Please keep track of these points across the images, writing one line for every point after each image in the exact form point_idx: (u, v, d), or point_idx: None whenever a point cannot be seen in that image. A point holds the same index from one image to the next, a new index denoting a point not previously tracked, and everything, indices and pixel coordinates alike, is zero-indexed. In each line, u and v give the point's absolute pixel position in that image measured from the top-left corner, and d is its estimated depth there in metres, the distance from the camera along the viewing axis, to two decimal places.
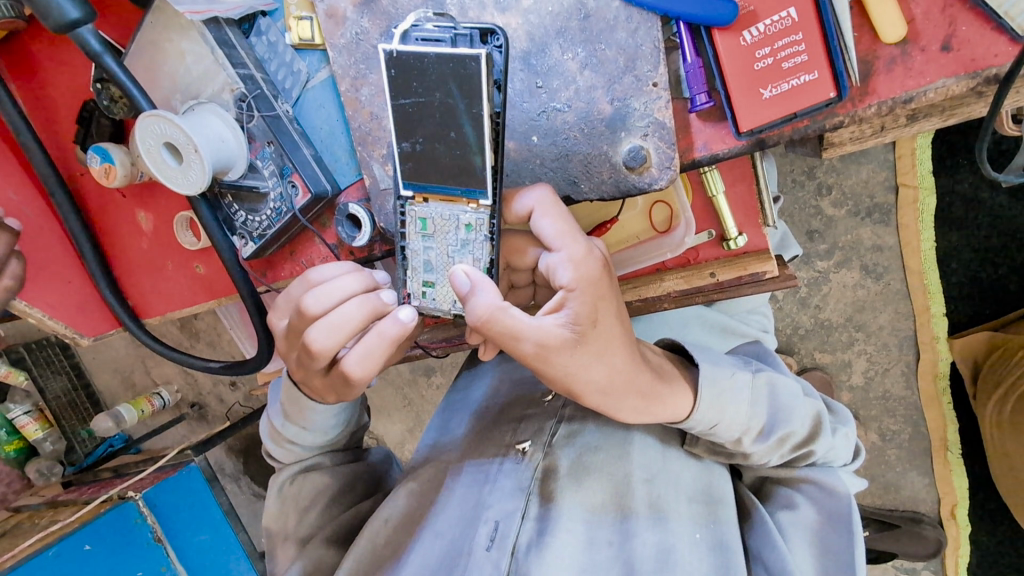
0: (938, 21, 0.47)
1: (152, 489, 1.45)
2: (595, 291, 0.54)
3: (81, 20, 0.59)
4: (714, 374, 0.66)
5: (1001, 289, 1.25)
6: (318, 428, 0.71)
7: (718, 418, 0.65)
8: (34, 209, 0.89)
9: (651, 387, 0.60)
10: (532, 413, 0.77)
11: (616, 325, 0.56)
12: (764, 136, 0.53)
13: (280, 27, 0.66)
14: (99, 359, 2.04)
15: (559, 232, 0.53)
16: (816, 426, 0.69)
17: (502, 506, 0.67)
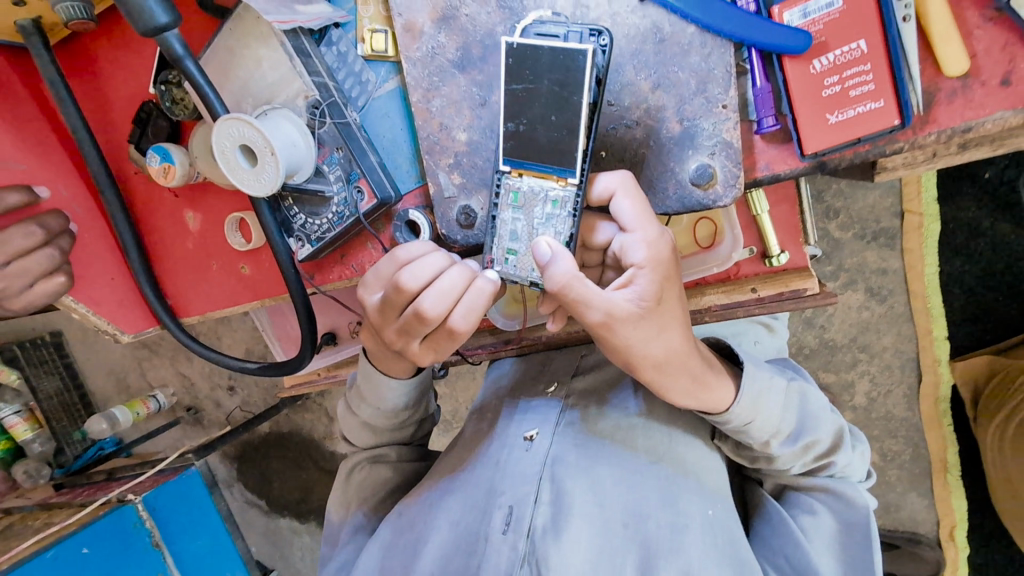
0: (999, 57, 0.50)
1: (152, 492, 1.43)
2: (663, 271, 0.57)
3: (169, 25, 0.61)
4: (756, 373, 0.68)
5: (1001, 315, 1.29)
6: (389, 413, 0.76)
7: (755, 416, 0.66)
8: (82, 205, 0.89)
9: (700, 370, 0.62)
10: (538, 401, 0.78)
11: (675, 307, 0.59)
12: (826, 159, 0.56)
13: (352, 38, 0.69)
14: (96, 359, 2.04)
15: (637, 214, 0.56)
16: (838, 439, 0.71)
17: (516, 491, 0.68)
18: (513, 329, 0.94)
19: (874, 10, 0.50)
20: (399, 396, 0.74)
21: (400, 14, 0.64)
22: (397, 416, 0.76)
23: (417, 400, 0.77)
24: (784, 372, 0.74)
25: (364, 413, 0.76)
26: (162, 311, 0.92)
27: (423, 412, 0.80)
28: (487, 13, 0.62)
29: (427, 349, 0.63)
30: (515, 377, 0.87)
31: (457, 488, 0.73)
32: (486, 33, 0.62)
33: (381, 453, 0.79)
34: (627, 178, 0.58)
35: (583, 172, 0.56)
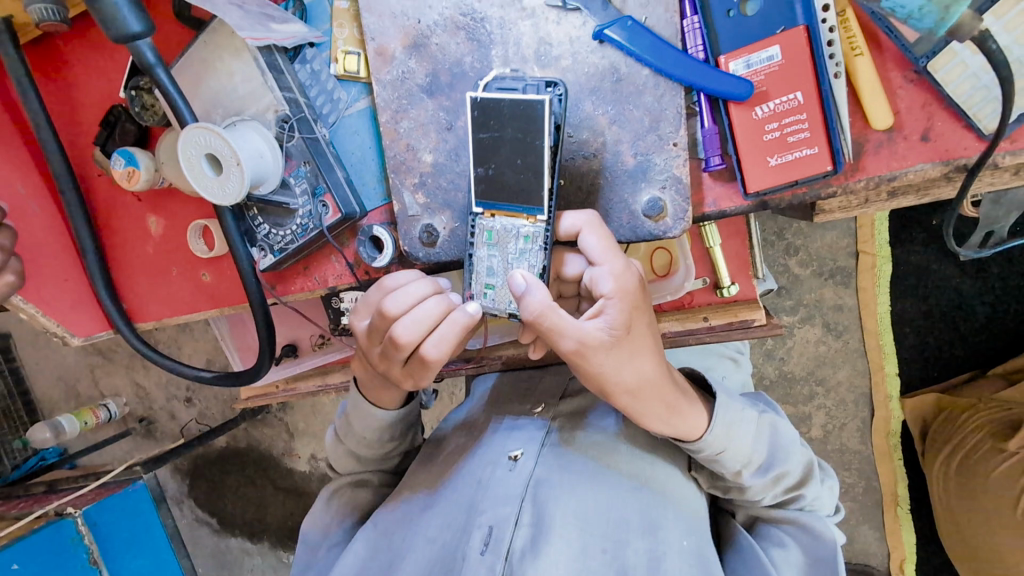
0: (919, 115, 0.55)
1: (93, 506, 1.37)
2: (635, 300, 0.58)
3: (142, 33, 0.62)
4: (731, 405, 0.69)
5: (945, 354, 1.36)
6: (376, 444, 0.77)
7: (726, 445, 0.68)
8: (41, 204, 0.88)
9: (672, 397, 0.63)
10: (523, 422, 0.76)
11: (646, 336, 0.60)
12: (768, 199, 0.60)
13: (325, 57, 0.70)
14: (47, 365, 1.97)
15: (601, 248, 0.57)
16: (808, 473, 0.74)
17: (496, 511, 0.65)
18: (475, 346, 0.95)
19: (809, 65, 0.55)
20: (388, 428, 0.75)
21: (372, 39, 0.66)
22: (383, 446, 0.77)
23: (404, 431, 0.78)
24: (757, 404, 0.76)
25: (349, 441, 0.77)
26: (117, 316, 0.90)
27: (408, 442, 0.81)
28: (455, 43, 0.64)
29: (406, 374, 0.64)
30: (496, 397, 0.85)
31: (434, 507, 0.70)
32: (454, 62, 0.64)
33: (364, 479, 0.81)
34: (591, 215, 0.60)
35: (552, 209, 0.58)
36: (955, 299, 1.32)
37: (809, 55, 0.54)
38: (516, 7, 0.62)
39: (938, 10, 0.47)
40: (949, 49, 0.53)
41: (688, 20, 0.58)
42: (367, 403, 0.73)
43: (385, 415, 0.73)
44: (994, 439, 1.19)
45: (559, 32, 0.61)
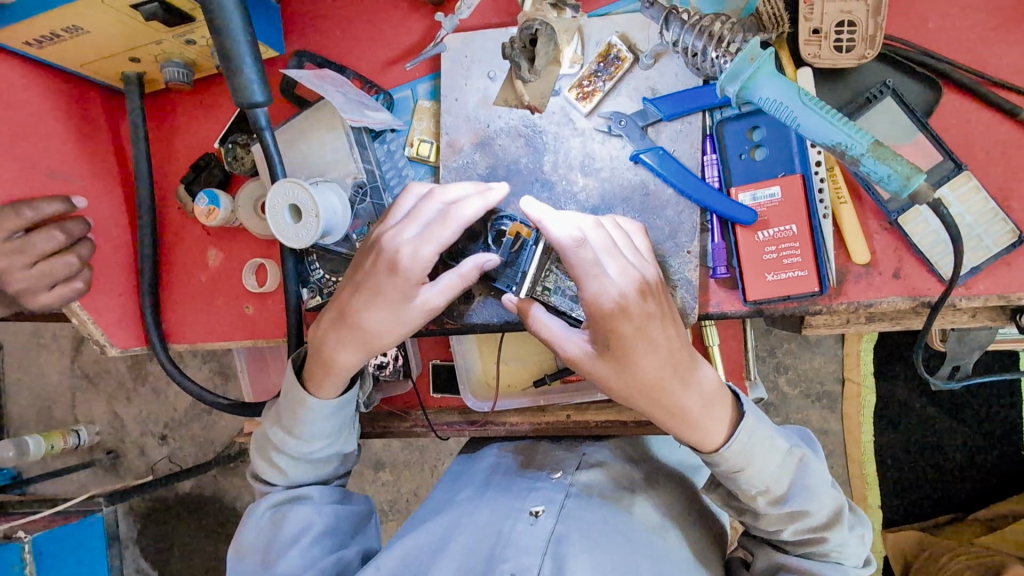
0: (892, 257, 0.67)
1: (44, 534, 1.31)
2: (618, 315, 0.61)
3: (262, 102, 0.75)
4: (757, 428, 0.68)
5: (925, 490, 1.40)
6: (303, 437, 0.76)
7: (745, 465, 0.67)
8: (118, 225, 0.97)
9: (672, 393, 0.65)
10: (540, 484, 0.78)
11: (646, 350, 0.63)
12: (764, 308, 0.70)
13: (402, 141, 0.84)
14: (31, 383, 1.97)
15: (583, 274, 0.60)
16: (835, 517, 0.70)
17: (519, 560, 0.68)
18: (483, 410, 1.00)
19: (804, 205, 0.67)
20: (318, 416, 0.76)
21: (446, 134, 0.79)
22: (310, 443, 0.77)
23: (337, 430, 0.79)
24: (789, 437, 0.72)
25: (276, 437, 0.77)
26: (155, 334, 0.97)
27: (338, 446, 0.79)
28: (515, 147, 0.77)
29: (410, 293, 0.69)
30: (506, 459, 0.87)
31: (451, 550, 0.72)
32: (511, 160, 0.77)
33: (301, 493, 0.77)
34: (631, 221, 0.70)
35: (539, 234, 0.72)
36: (934, 435, 1.39)
37: (804, 197, 0.67)
38: (569, 126, 0.75)
39: (902, 178, 0.56)
40: (914, 209, 0.65)
41: (708, 157, 0.71)
42: (296, 388, 0.76)
43: (322, 400, 0.75)
44: None
45: (602, 151, 0.74)
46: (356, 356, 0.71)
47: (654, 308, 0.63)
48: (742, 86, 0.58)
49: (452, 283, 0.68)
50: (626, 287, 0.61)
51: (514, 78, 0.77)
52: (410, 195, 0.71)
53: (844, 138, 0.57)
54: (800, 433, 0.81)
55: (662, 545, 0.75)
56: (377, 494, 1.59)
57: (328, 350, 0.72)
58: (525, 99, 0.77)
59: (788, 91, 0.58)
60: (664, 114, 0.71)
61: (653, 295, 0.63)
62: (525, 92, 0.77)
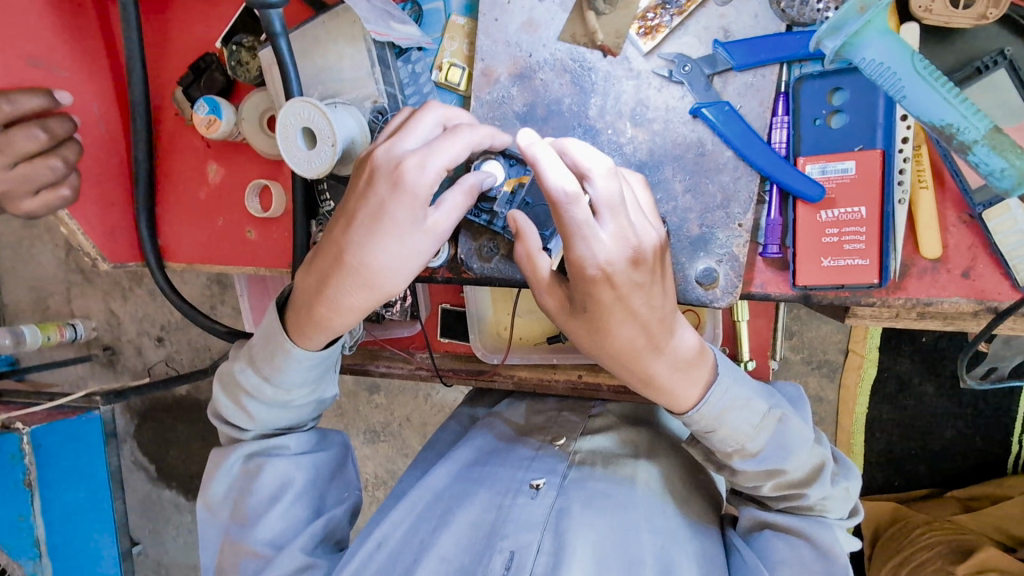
0: (965, 254, 0.60)
1: (43, 426, 1.21)
2: (600, 280, 0.56)
3: (279, 5, 0.64)
4: (730, 389, 0.63)
5: (906, 464, 1.38)
6: (280, 385, 0.69)
7: (717, 426, 0.64)
8: (110, 126, 0.88)
9: (642, 364, 0.61)
10: (542, 453, 0.77)
11: (623, 321, 0.58)
12: (812, 294, 0.64)
13: (428, 63, 0.74)
14: (23, 271, 1.92)
15: (587, 227, 0.54)
16: (815, 472, 0.67)
17: (518, 537, 0.68)
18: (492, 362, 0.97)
19: (879, 186, 0.59)
20: (298, 366, 0.68)
21: (481, 60, 0.69)
22: (289, 391, 0.70)
23: (318, 378, 0.72)
24: (770, 394, 0.68)
25: (252, 383, 0.70)
26: (151, 251, 0.91)
27: (317, 394, 0.73)
28: (559, 83, 0.68)
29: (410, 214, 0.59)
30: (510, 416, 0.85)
31: (449, 523, 0.71)
32: (553, 99, 0.68)
33: (278, 444, 0.72)
34: (631, 173, 0.62)
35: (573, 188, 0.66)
36: (917, 415, 1.35)
37: (881, 177, 0.59)
38: (624, 66, 0.66)
39: (1017, 175, 0.49)
40: (1004, 204, 0.58)
41: (779, 117, 0.63)
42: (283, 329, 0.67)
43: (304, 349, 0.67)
44: (944, 558, 1.18)
45: (658, 99, 0.65)
46: (354, 302, 0.63)
47: (643, 278, 0.57)
48: (844, 43, 0.49)
49: (456, 202, 0.61)
50: (615, 253, 0.55)
51: (584, 9, 0.66)
52: (426, 114, 0.62)
53: (958, 119, 0.49)
54: (790, 392, 0.76)
55: (665, 520, 0.72)
56: (370, 414, 1.60)
57: (324, 307, 0.63)
58: (599, 38, 0.66)
59: (901, 55, 0.49)
60: (736, 63, 0.62)
61: (646, 262, 0.57)
62: (598, 28, 0.66)
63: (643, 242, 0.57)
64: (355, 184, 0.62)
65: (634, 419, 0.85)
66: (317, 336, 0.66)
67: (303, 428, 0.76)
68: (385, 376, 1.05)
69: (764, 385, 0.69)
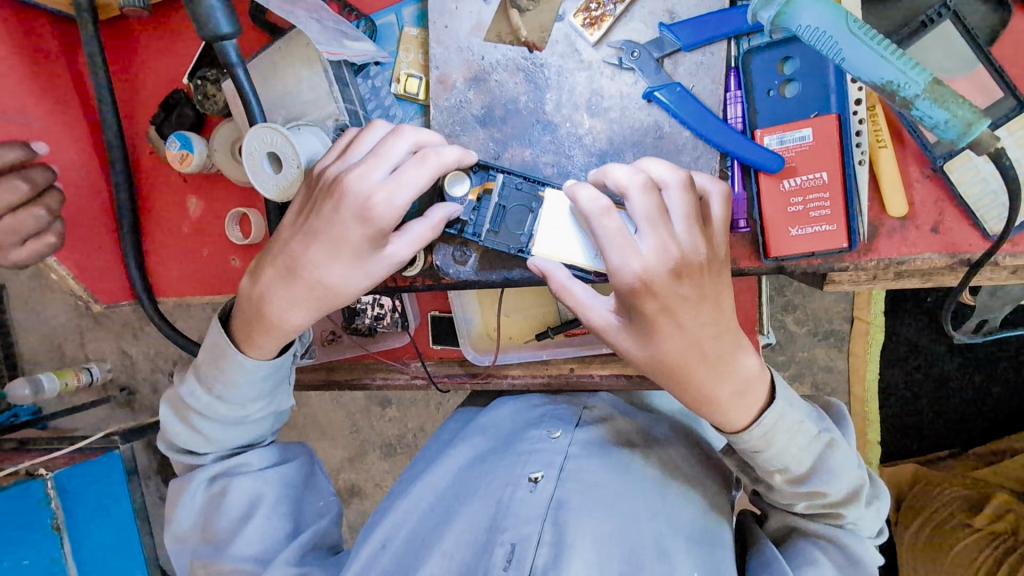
0: (931, 209, 0.60)
1: (65, 470, 1.25)
2: (642, 293, 0.58)
3: (230, 35, 0.66)
4: (786, 414, 0.63)
5: (925, 426, 1.35)
6: (232, 401, 0.72)
7: (766, 446, 0.63)
8: (89, 171, 0.91)
9: (701, 381, 0.61)
10: (540, 446, 0.77)
11: (672, 329, 0.59)
12: (785, 264, 0.63)
13: (388, 76, 0.75)
14: (36, 321, 1.96)
15: (613, 242, 0.58)
16: (855, 494, 0.66)
17: (518, 529, 0.68)
18: (484, 364, 0.97)
19: (838, 149, 0.59)
20: (248, 382, 0.70)
21: (436, 67, 0.70)
22: (243, 406, 0.72)
23: (269, 392, 0.74)
24: (819, 418, 0.67)
25: (204, 403, 0.72)
26: (140, 286, 0.93)
27: (272, 406, 0.75)
28: (513, 82, 0.68)
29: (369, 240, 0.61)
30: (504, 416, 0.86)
31: (453, 523, 0.73)
32: (509, 98, 0.69)
33: (240, 461, 0.74)
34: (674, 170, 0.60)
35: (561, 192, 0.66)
36: (934, 372, 1.33)
37: (839, 141, 0.59)
38: (575, 59, 0.66)
39: (963, 125, 0.48)
40: (964, 154, 0.58)
41: (732, 92, 0.63)
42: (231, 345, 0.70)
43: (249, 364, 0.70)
44: (962, 514, 1.20)
45: (612, 87, 0.66)
46: (306, 312, 0.66)
47: (690, 292, 0.58)
48: (778, 12, 0.52)
49: (422, 234, 0.64)
50: (655, 263, 0.57)
51: (507, 8, 0.68)
52: (397, 140, 0.61)
53: (896, 76, 0.49)
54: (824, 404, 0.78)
55: (665, 505, 0.72)
56: (383, 428, 1.61)
57: (274, 317, 0.66)
58: (523, 35, 0.68)
59: (833, 18, 0.49)
60: (682, 43, 0.63)
61: (690, 274, 0.58)
62: (522, 25, 0.68)
63: (691, 257, 0.58)
64: (313, 201, 0.63)
65: (628, 408, 0.86)
66: (271, 349, 0.69)
67: (260, 444, 0.78)
68: (384, 388, 1.07)
69: (813, 408, 0.69)
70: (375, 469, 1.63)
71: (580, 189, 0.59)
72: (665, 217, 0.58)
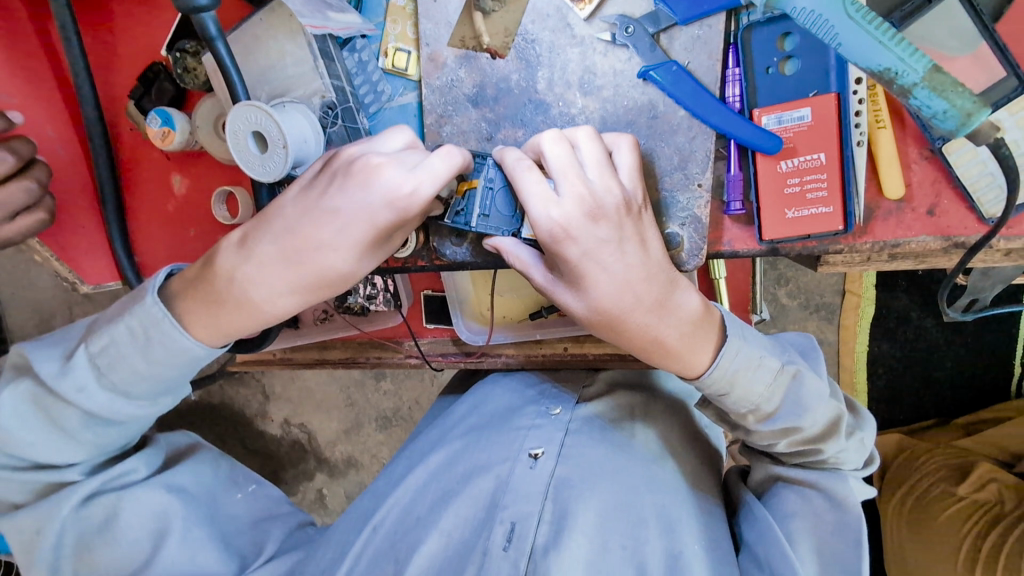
0: (928, 190, 0.60)
1: None
2: (561, 240, 0.55)
3: (208, 7, 0.62)
4: (741, 350, 0.63)
5: (911, 397, 1.37)
6: (141, 396, 0.63)
7: (730, 389, 0.64)
8: (68, 148, 0.88)
9: (646, 326, 0.60)
10: (541, 421, 0.78)
11: (602, 273, 0.57)
12: (780, 247, 0.62)
13: (375, 49, 0.72)
14: None
15: (534, 190, 0.55)
16: (832, 427, 0.67)
17: (518, 508, 0.70)
18: (478, 343, 0.98)
19: (837, 129, 0.58)
20: (180, 372, 0.63)
21: (427, 45, 0.68)
22: (152, 402, 0.64)
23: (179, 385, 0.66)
24: (783, 353, 0.68)
25: (102, 402, 0.62)
26: (127, 267, 0.89)
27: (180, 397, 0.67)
28: (505, 61, 0.66)
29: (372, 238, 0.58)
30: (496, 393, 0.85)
31: (450, 502, 0.73)
32: (501, 77, 0.66)
33: (124, 470, 0.68)
34: (619, 135, 0.61)
35: None
36: (918, 344, 1.33)
37: (838, 120, 0.58)
38: (567, 34, 0.64)
39: (961, 115, 0.49)
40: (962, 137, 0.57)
41: (731, 70, 0.61)
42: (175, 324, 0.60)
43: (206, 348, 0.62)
44: (946, 484, 1.20)
45: (605, 63, 0.64)
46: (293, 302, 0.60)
47: (607, 234, 0.56)
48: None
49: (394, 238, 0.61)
50: (575, 212, 0.55)
51: (471, 10, 0.66)
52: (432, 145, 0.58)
53: (895, 63, 0.49)
54: (801, 343, 0.77)
55: (661, 473, 0.74)
56: (378, 401, 1.61)
57: (253, 298, 0.59)
58: (485, 41, 0.66)
59: (831, 3, 0.49)
60: (679, 18, 0.61)
61: (607, 217, 0.56)
62: (483, 31, 0.66)
63: (604, 198, 0.56)
64: (332, 178, 0.57)
65: (628, 379, 0.87)
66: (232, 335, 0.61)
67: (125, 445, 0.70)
68: (378, 366, 1.08)
69: (777, 346, 0.70)
70: (371, 441, 1.63)
71: (536, 138, 0.59)
72: (611, 165, 0.57)
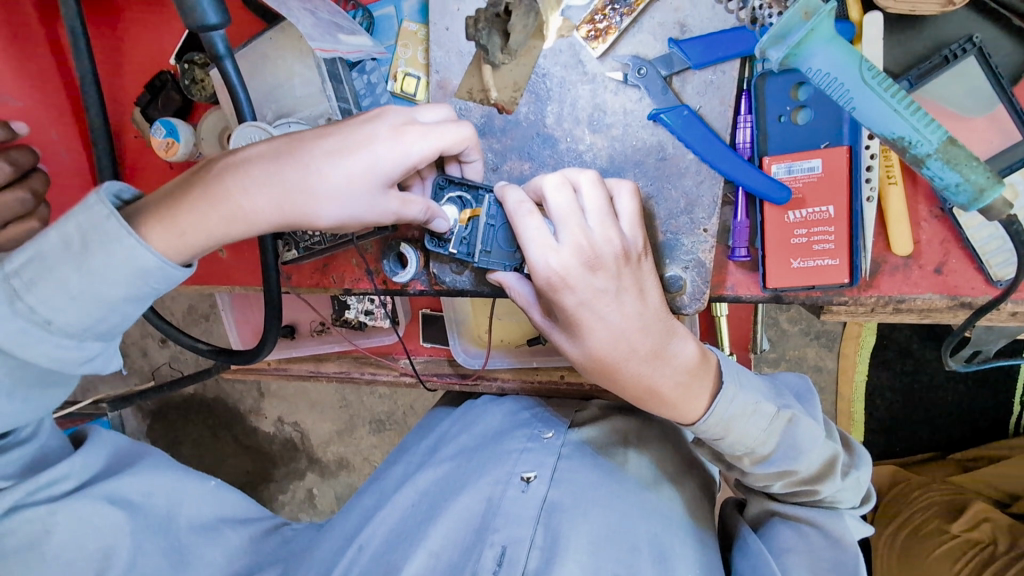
0: (936, 249, 0.59)
1: None
2: (557, 286, 0.55)
3: (219, 26, 0.62)
4: (737, 396, 0.62)
5: (910, 430, 1.35)
6: (70, 332, 0.52)
7: (725, 434, 0.63)
8: (71, 153, 0.86)
9: (640, 377, 0.59)
10: (534, 445, 0.76)
11: (598, 322, 0.56)
12: (783, 295, 0.61)
13: (384, 72, 0.71)
14: None
15: (535, 236, 0.55)
16: (827, 469, 0.66)
17: (511, 531, 0.69)
18: (475, 366, 0.97)
19: (847, 182, 0.58)
20: (124, 290, 0.51)
21: (436, 71, 0.67)
22: (79, 344, 0.53)
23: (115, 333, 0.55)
24: (778, 396, 0.66)
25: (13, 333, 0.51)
26: None
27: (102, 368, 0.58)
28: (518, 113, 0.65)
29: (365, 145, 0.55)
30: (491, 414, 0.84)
31: (440, 518, 0.71)
32: (509, 108, 0.66)
33: (54, 477, 0.64)
34: (621, 180, 0.60)
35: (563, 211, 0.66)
36: (920, 377, 1.32)
37: (848, 174, 0.58)
38: (578, 70, 0.64)
39: (974, 189, 0.49)
40: None
41: (742, 116, 0.60)
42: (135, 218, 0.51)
43: (165, 264, 0.52)
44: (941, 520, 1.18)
45: (615, 102, 0.63)
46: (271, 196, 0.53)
47: (605, 284, 0.55)
48: (787, 52, 0.49)
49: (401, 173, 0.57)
50: (573, 261, 0.55)
51: (480, 62, 0.66)
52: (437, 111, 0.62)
53: (909, 132, 0.49)
54: (797, 385, 0.76)
55: (656, 504, 0.72)
56: (373, 404, 1.60)
57: (232, 192, 0.53)
58: (494, 95, 0.66)
59: (848, 67, 0.49)
60: (692, 62, 0.60)
61: (605, 267, 0.55)
62: (493, 87, 0.66)
63: (603, 249, 0.55)
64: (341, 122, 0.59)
65: (622, 406, 0.85)
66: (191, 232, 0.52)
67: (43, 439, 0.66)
68: (371, 381, 1.06)
69: (771, 388, 0.68)
70: (364, 443, 1.62)
71: (538, 179, 0.59)
72: (614, 216, 0.56)
